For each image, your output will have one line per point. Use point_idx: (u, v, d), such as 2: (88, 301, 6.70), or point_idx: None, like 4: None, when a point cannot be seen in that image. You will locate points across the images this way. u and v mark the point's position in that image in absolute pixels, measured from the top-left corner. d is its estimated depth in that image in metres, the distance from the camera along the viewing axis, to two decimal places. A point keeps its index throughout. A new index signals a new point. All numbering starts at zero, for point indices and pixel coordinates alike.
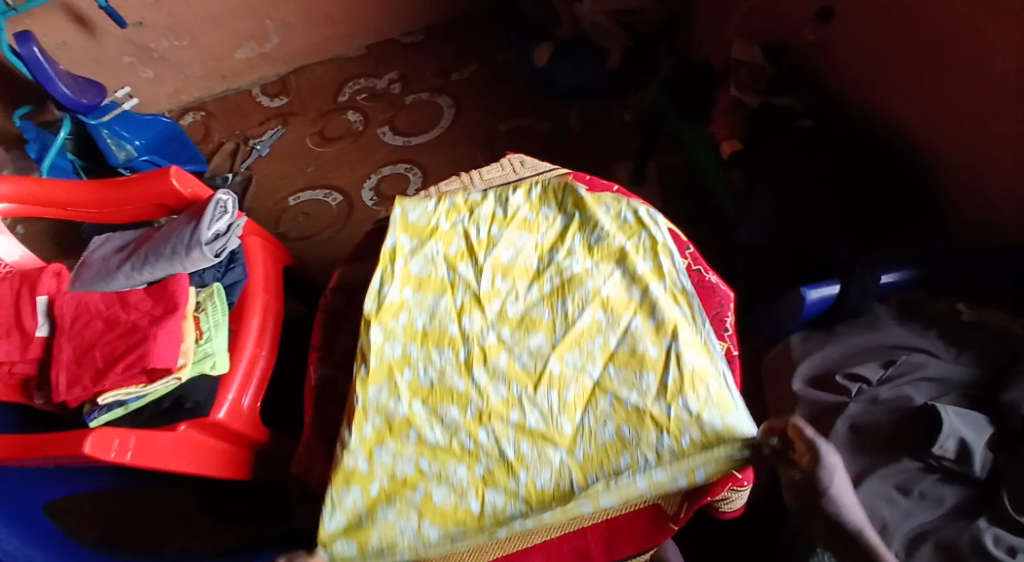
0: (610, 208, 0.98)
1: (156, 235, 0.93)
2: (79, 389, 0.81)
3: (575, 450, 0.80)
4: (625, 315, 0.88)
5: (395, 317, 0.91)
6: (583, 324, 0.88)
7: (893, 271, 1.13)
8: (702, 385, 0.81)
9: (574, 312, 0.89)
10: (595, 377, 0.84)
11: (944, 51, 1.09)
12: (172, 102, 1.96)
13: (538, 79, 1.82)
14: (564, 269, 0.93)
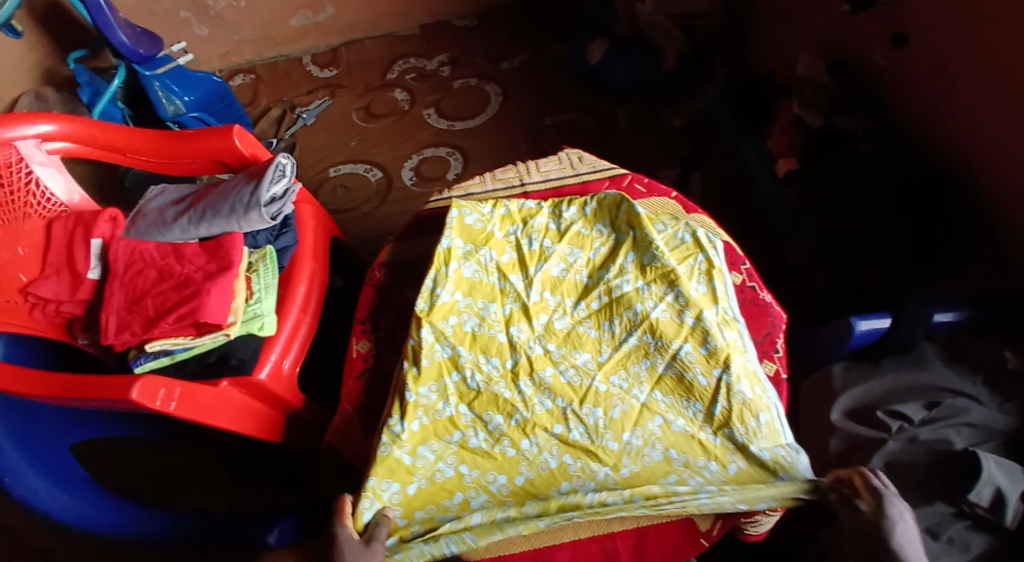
0: (666, 226, 0.97)
1: (214, 191, 0.92)
2: (128, 335, 0.81)
3: (619, 468, 0.82)
4: (675, 340, 0.88)
5: (446, 318, 0.90)
6: (632, 347, 0.89)
7: (947, 311, 1.10)
8: (749, 416, 0.84)
9: (622, 334, 0.90)
10: (642, 399, 0.86)
11: (1021, 92, 1.07)
12: (222, 63, 1.96)
13: (591, 77, 1.80)
14: (615, 289, 0.92)
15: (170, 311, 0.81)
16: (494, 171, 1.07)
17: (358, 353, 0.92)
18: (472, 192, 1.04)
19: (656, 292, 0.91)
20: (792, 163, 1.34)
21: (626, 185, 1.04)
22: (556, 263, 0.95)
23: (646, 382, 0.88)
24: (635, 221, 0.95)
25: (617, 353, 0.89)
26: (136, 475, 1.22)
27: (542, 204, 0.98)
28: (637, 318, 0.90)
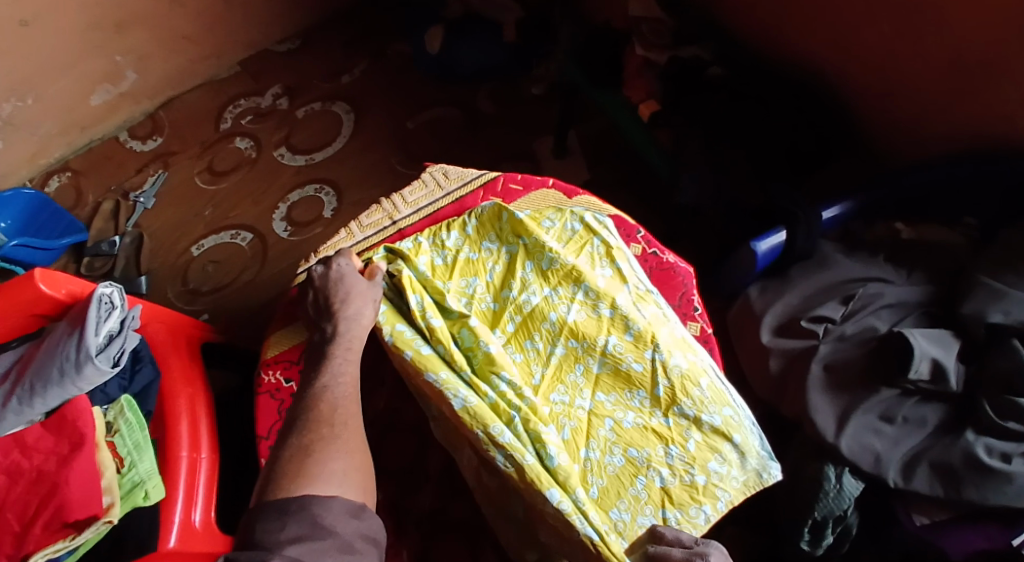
0: (554, 221, 0.93)
1: (39, 354, 0.80)
2: (1, 560, 0.70)
3: (589, 487, 0.78)
4: (598, 336, 0.85)
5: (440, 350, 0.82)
6: (560, 356, 0.85)
7: (832, 207, 1.11)
8: (692, 387, 0.82)
9: (547, 350, 0.85)
10: (587, 407, 0.82)
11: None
12: (30, 169, 1.73)
13: (434, 65, 1.72)
14: (522, 305, 0.87)
15: (35, 520, 0.70)
16: (359, 217, 0.99)
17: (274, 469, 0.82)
18: (343, 249, 0.95)
19: (565, 294, 0.87)
20: (654, 105, 1.27)
21: (501, 188, 0.99)
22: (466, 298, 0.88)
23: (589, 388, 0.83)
24: (520, 228, 0.91)
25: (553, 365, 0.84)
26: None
27: (419, 240, 0.92)
28: (552, 327, 0.86)
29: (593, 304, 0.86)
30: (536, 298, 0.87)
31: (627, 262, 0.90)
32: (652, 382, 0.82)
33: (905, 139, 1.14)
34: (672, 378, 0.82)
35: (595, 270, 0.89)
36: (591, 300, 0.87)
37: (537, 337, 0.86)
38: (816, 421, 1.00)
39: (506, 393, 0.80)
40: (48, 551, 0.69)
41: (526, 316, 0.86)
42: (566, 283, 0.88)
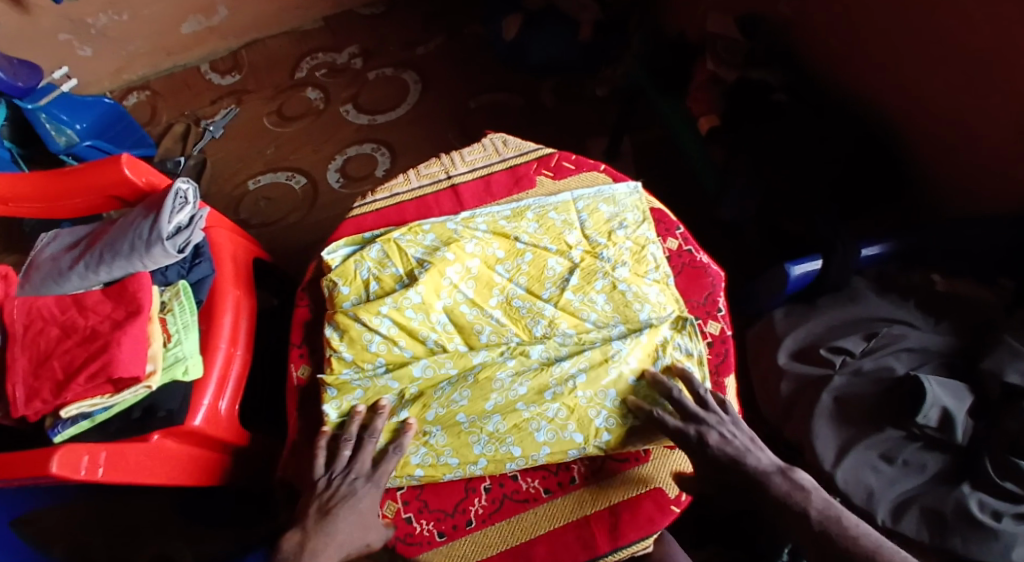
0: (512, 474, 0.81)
1: (111, 230, 0.86)
2: (39, 404, 0.75)
3: (491, 242, 0.94)
4: (540, 417, 0.83)
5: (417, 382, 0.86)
6: (381, 252, 0.93)
7: (873, 244, 1.14)
8: (551, 213, 0.97)
9: (620, 307, 0.89)
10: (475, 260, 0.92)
11: (937, 16, 1.08)
12: (113, 82, 1.87)
13: (506, 52, 1.78)
14: (519, 455, 0.82)
15: (81, 369, 0.75)
16: (417, 167, 1.05)
17: (300, 378, 0.89)
18: (397, 193, 1.02)
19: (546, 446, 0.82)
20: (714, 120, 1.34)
21: (554, 164, 1.04)
22: (456, 308, 0.90)
23: (464, 282, 0.91)
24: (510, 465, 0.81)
25: (519, 540, 0.82)
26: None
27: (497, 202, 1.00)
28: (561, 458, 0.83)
29: (545, 415, 0.83)
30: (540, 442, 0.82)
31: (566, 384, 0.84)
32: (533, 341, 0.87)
33: (964, 197, 1.15)
34: (544, 320, 0.89)
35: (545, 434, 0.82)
36: (538, 415, 0.83)
37: (518, 441, 0.82)
38: (817, 448, 1.02)
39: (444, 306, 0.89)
40: (86, 401, 0.76)
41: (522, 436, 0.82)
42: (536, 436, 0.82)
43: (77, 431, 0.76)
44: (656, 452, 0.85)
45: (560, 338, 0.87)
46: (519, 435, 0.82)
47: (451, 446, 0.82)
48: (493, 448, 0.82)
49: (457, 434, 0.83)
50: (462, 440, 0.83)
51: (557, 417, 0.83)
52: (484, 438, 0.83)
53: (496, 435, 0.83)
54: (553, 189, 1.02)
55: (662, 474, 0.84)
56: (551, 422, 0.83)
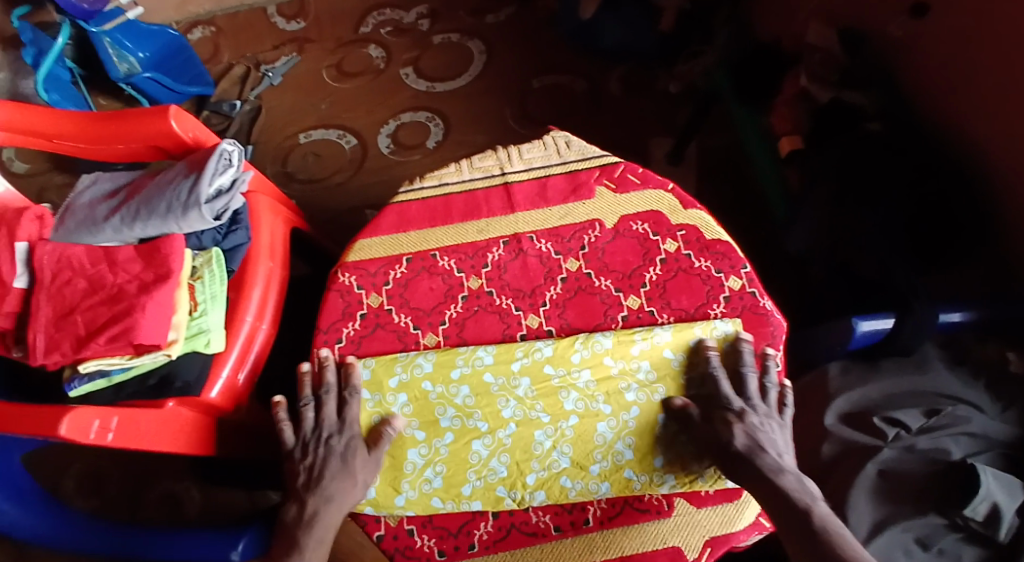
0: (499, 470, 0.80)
1: (149, 185, 0.83)
2: (58, 356, 0.73)
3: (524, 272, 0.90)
4: (558, 428, 0.81)
5: (455, 365, 0.83)
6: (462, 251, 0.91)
7: (954, 311, 1.06)
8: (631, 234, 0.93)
9: (688, 370, 0.83)
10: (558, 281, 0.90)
11: None
12: (180, 13, 1.84)
13: (581, 35, 1.70)
14: (506, 461, 0.80)
15: (102, 330, 0.73)
16: (472, 158, 0.99)
17: (320, 367, 0.85)
18: (447, 183, 0.96)
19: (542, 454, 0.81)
20: (796, 142, 1.26)
21: (618, 175, 0.97)
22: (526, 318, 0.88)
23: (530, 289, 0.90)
24: (511, 461, 0.80)
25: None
26: (114, 473, 1.22)
27: (549, 210, 0.95)
28: (580, 500, 0.80)
29: (562, 429, 0.81)
30: (553, 455, 0.80)
31: (597, 401, 0.82)
32: (576, 353, 0.84)
33: None
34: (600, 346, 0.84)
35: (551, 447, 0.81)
36: (556, 429, 0.81)
37: (515, 444, 0.81)
38: (848, 518, 0.95)
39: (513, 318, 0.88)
40: (104, 360, 0.73)
41: (527, 442, 0.81)
42: (547, 449, 0.80)
43: (92, 388, 0.74)
44: (681, 507, 0.80)
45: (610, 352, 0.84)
46: (526, 442, 0.81)
47: (452, 431, 0.82)
48: (491, 450, 0.81)
49: (461, 415, 0.82)
50: (471, 429, 0.82)
51: (569, 438, 0.81)
52: (488, 432, 0.81)
53: (500, 436, 0.81)
54: (613, 204, 0.95)
55: (684, 533, 0.79)
56: (563, 439, 0.81)
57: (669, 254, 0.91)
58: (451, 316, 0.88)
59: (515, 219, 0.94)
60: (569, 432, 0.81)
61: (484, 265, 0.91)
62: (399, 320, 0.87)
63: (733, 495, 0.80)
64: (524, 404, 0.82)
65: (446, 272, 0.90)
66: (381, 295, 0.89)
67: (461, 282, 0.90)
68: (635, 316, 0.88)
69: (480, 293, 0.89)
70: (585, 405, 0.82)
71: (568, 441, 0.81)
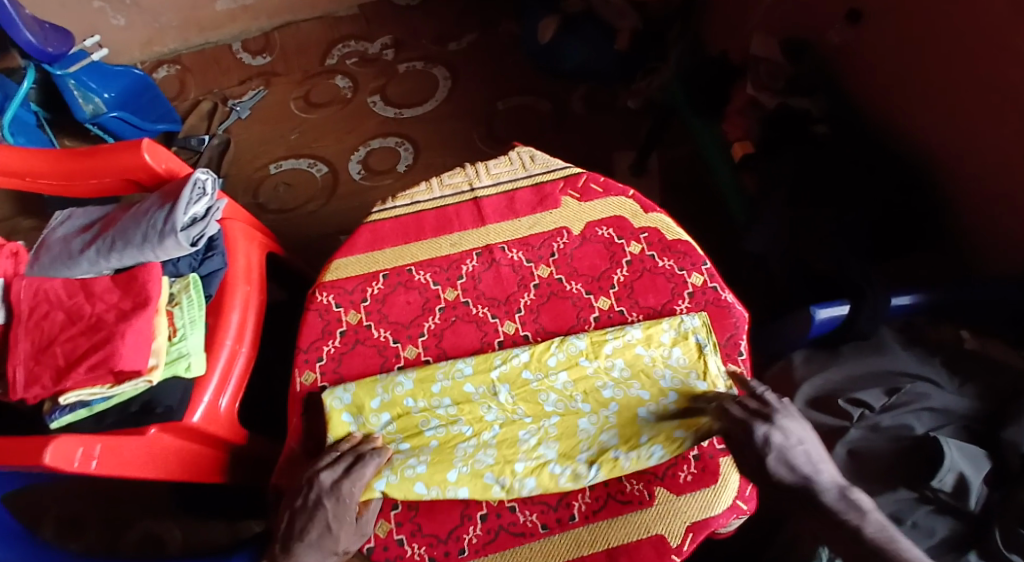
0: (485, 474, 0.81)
1: (125, 216, 0.85)
2: (38, 389, 0.74)
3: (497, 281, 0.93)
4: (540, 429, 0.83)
5: (436, 377, 0.86)
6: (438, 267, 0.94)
7: (906, 294, 1.10)
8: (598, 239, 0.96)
9: (660, 364, 0.86)
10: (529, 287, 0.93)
11: (985, 66, 1.04)
12: (144, 53, 1.86)
13: (541, 55, 1.76)
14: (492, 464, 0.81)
15: (82, 359, 0.74)
16: (441, 176, 1.02)
17: (303, 386, 0.87)
18: (418, 201, 1.00)
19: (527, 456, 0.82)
20: (751, 145, 1.32)
21: (582, 185, 1.01)
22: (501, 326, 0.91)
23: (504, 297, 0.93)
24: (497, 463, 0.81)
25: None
26: (100, 509, 1.21)
27: (518, 221, 0.98)
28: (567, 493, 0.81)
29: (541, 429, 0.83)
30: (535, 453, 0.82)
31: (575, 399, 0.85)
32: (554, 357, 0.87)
33: (1001, 257, 1.10)
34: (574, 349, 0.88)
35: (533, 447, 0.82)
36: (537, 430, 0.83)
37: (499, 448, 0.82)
38: None
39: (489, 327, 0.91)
40: (85, 390, 0.75)
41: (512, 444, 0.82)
42: (530, 449, 0.82)
43: (74, 419, 0.75)
44: (662, 496, 0.82)
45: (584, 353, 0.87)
46: (509, 444, 0.82)
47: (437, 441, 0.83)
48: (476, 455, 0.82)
49: (446, 425, 0.84)
50: (455, 436, 0.83)
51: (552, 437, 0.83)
52: (472, 438, 0.83)
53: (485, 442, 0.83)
54: (579, 211, 0.99)
55: (666, 521, 0.81)
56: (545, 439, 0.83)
57: (635, 255, 0.95)
58: (429, 327, 0.90)
59: (486, 232, 0.97)
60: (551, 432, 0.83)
61: (458, 277, 0.94)
62: (378, 335, 0.90)
63: (710, 479, 0.83)
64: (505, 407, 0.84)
65: (421, 285, 0.93)
66: (360, 312, 0.91)
67: (437, 294, 0.93)
68: (606, 316, 0.91)
69: (456, 304, 0.92)
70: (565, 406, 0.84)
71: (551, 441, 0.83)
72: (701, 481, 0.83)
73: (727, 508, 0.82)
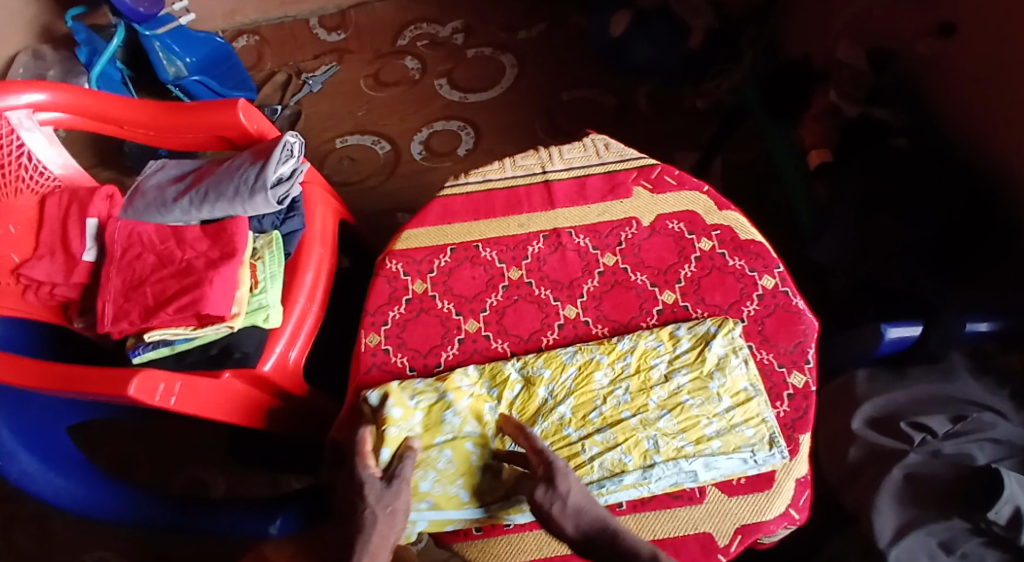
0: None
1: (217, 170, 0.87)
2: (126, 324, 0.77)
3: (564, 266, 0.94)
4: (593, 424, 0.82)
5: (494, 369, 0.86)
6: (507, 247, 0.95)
7: (982, 320, 1.06)
8: (669, 233, 0.96)
9: (724, 365, 0.85)
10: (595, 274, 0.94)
11: None
12: (226, 22, 1.92)
13: (612, 51, 1.76)
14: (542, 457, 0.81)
15: (170, 301, 0.77)
16: (514, 156, 1.03)
17: (367, 347, 0.89)
18: (490, 178, 1.01)
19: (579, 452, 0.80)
20: (825, 154, 1.31)
21: (655, 176, 1.01)
22: (564, 312, 0.91)
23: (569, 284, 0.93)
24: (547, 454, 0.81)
25: (554, 554, 0.80)
26: (152, 452, 1.26)
27: (588, 207, 0.99)
28: (623, 489, 0.78)
29: (593, 420, 0.82)
30: (587, 447, 0.80)
31: (626, 393, 0.83)
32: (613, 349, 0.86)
33: None
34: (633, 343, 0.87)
35: (585, 442, 0.81)
36: (589, 423, 0.82)
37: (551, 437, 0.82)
38: (874, 522, 0.96)
39: (554, 310, 0.91)
40: (169, 329, 0.77)
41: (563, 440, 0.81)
42: (581, 443, 0.81)
43: (156, 356, 0.79)
44: (713, 496, 0.81)
45: (640, 350, 0.86)
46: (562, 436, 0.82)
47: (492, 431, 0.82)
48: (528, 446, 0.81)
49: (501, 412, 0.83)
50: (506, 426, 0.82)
51: (603, 434, 0.81)
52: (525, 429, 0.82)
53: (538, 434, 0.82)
54: (650, 203, 0.99)
55: (715, 520, 0.80)
56: (597, 434, 0.81)
57: (704, 252, 0.95)
58: (492, 304, 0.91)
59: (555, 215, 0.98)
60: (603, 428, 0.82)
61: (524, 257, 0.95)
62: (442, 306, 0.91)
63: (764, 483, 0.81)
64: (559, 396, 0.84)
65: (488, 263, 0.94)
66: (426, 282, 0.93)
67: (502, 272, 0.94)
68: (669, 310, 0.91)
69: (519, 284, 0.93)
70: (619, 399, 0.83)
71: (599, 436, 0.81)
72: (754, 484, 0.81)
73: (780, 515, 0.80)
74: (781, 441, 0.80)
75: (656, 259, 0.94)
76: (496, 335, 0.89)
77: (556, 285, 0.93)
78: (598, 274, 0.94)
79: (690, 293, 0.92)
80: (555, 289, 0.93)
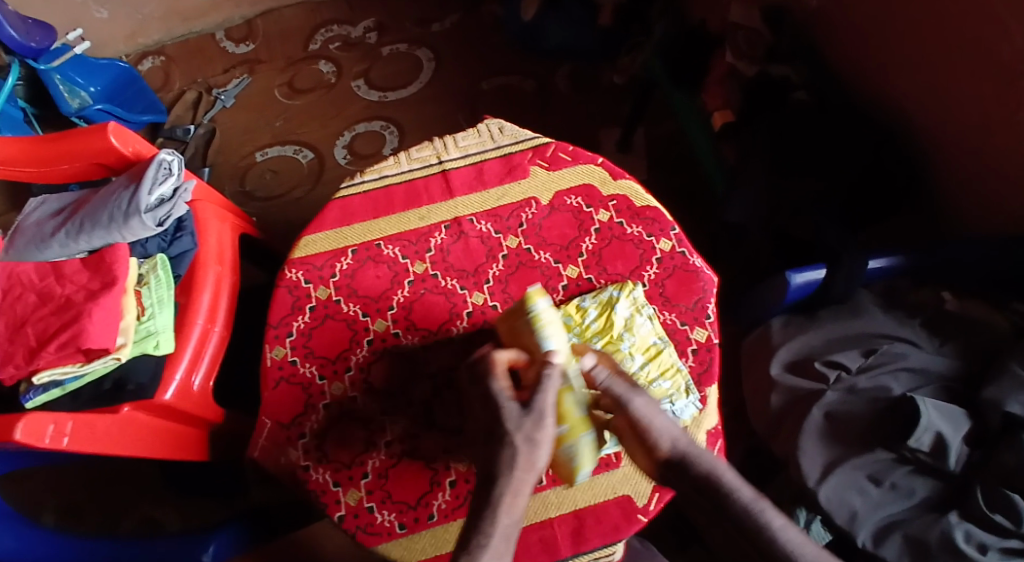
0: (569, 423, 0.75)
1: (94, 198, 0.86)
2: (12, 369, 0.75)
3: (468, 251, 0.94)
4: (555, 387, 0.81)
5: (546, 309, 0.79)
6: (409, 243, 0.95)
7: (882, 257, 1.09)
8: (569, 208, 0.97)
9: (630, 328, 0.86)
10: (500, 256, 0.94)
11: (966, 24, 1.04)
12: (129, 46, 1.87)
13: (524, 33, 1.75)
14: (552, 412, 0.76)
15: (52, 338, 0.76)
16: (409, 149, 1.02)
17: (273, 361, 0.88)
18: (386, 175, 1.00)
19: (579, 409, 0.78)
20: (728, 116, 1.30)
21: (550, 154, 1.01)
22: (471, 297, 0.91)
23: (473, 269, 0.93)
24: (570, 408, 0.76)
25: None
26: (92, 494, 1.24)
27: (487, 192, 0.98)
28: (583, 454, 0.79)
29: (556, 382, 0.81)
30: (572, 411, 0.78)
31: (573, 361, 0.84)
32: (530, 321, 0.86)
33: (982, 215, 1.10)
34: None
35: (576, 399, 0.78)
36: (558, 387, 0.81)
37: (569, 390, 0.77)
38: (802, 464, 0.97)
39: (460, 297, 0.91)
40: (58, 369, 0.76)
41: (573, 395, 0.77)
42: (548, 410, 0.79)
43: (47, 398, 0.77)
44: (629, 458, 0.83)
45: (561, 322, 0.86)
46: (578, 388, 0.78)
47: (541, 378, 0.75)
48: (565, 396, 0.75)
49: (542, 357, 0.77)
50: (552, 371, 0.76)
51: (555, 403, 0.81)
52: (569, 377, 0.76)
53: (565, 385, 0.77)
54: (547, 180, 0.99)
55: (633, 482, 0.82)
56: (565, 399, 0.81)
57: (603, 223, 0.95)
58: (399, 300, 0.91)
59: (455, 203, 0.98)
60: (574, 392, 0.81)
61: (427, 250, 0.94)
62: (347, 309, 0.90)
63: None
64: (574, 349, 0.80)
65: (391, 259, 0.94)
66: (329, 287, 0.92)
67: (406, 267, 0.93)
68: (575, 284, 0.91)
69: (425, 277, 0.93)
70: None
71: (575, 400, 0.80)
72: None
73: None
74: (695, 389, 0.83)
75: (559, 235, 0.95)
76: (404, 332, 0.89)
77: (461, 272, 0.93)
78: (502, 257, 0.94)
79: (592, 265, 0.92)
80: (461, 276, 0.93)
